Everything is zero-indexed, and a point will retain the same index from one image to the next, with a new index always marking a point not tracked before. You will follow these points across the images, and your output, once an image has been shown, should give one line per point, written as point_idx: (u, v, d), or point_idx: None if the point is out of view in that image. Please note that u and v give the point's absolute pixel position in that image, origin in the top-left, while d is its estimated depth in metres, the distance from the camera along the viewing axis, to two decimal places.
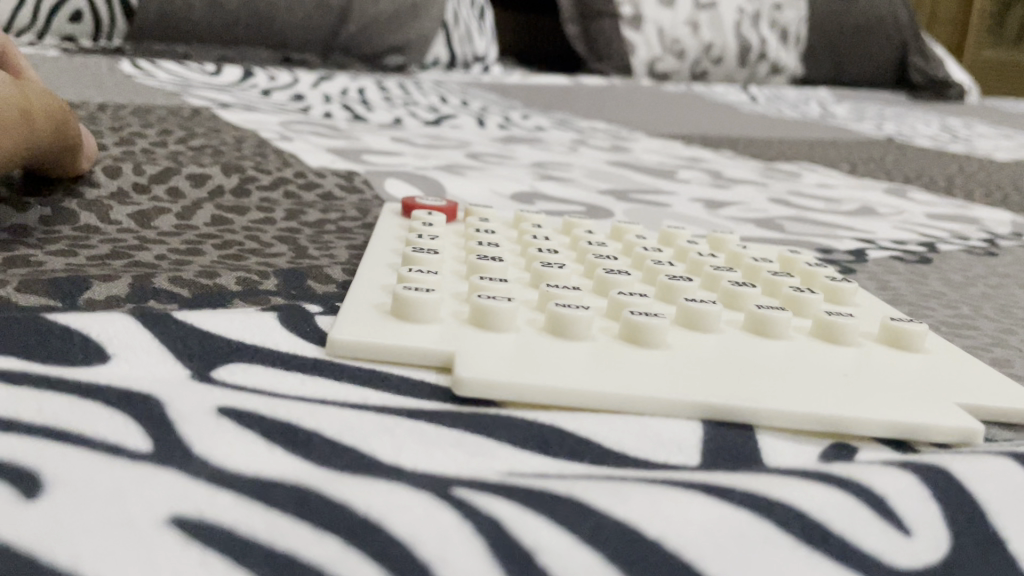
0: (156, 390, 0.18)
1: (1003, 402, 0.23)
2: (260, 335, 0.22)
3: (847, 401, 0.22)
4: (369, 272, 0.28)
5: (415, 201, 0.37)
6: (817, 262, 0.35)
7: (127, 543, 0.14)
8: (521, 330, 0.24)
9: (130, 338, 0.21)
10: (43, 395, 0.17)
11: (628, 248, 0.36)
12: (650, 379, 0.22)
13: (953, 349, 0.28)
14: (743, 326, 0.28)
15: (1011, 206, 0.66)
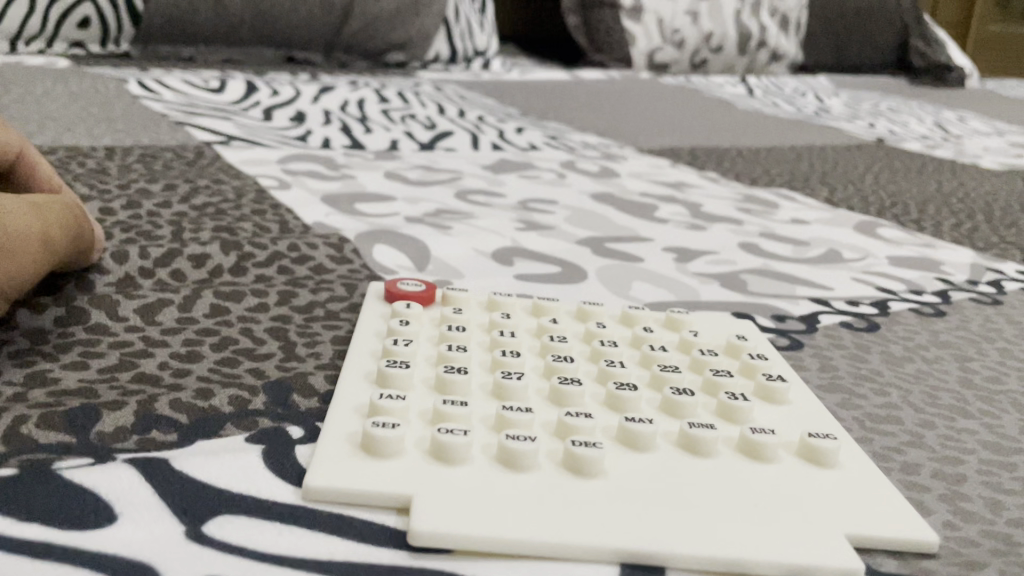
0: (156, 559, 0.22)
1: (893, 533, 0.27)
2: (246, 481, 0.26)
3: (752, 540, 0.26)
4: (345, 388, 0.32)
5: (396, 288, 0.41)
6: (760, 352, 0.38)
7: None
8: (476, 459, 0.28)
9: (135, 494, 0.25)
10: (65, 572, 0.22)
11: (589, 335, 0.39)
12: (582, 519, 0.26)
13: (866, 460, 0.32)
14: (677, 441, 0.31)
15: (978, 239, 0.69)
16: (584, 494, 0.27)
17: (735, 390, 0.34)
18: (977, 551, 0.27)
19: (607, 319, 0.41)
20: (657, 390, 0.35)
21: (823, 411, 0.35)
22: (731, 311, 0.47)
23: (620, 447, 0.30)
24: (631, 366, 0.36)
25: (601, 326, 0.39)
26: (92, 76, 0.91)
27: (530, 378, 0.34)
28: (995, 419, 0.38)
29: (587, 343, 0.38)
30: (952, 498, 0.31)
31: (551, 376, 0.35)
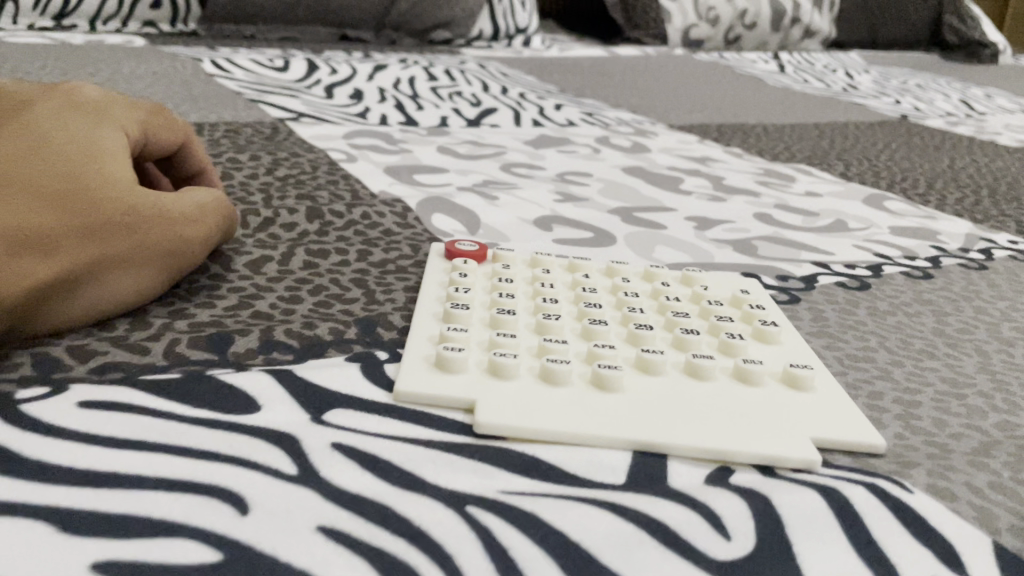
0: (293, 433, 0.31)
1: (848, 437, 0.35)
2: (351, 387, 0.34)
3: (735, 437, 0.33)
4: (418, 324, 0.40)
5: (455, 247, 0.49)
6: (759, 304, 0.46)
7: (293, 535, 0.26)
8: (524, 375, 0.36)
9: (271, 392, 0.33)
10: (234, 438, 0.30)
11: (615, 287, 0.47)
12: (605, 418, 0.33)
13: (838, 387, 0.39)
14: (683, 369, 0.39)
15: (978, 212, 0.75)
16: (607, 404, 0.35)
17: (734, 333, 0.42)
18: (917, 453, 0.35)
19: (631, 275, 0.48)
20: (670, 331, 0.42)
21: (809, 352, 0.42)
22: (740, 270, 0.54)
23: (637, 371, 0.38)
24: (649, 313, 0.44)
25: (626, 282, 0.47)
26: (169, 55, 1.00)
27: (566, 319, 0.42)
28: (957, 361, 0.45)
29: (614, 294, 0.46)
30: (906, 417, 0.38)
31: (584, 318, 0.42)
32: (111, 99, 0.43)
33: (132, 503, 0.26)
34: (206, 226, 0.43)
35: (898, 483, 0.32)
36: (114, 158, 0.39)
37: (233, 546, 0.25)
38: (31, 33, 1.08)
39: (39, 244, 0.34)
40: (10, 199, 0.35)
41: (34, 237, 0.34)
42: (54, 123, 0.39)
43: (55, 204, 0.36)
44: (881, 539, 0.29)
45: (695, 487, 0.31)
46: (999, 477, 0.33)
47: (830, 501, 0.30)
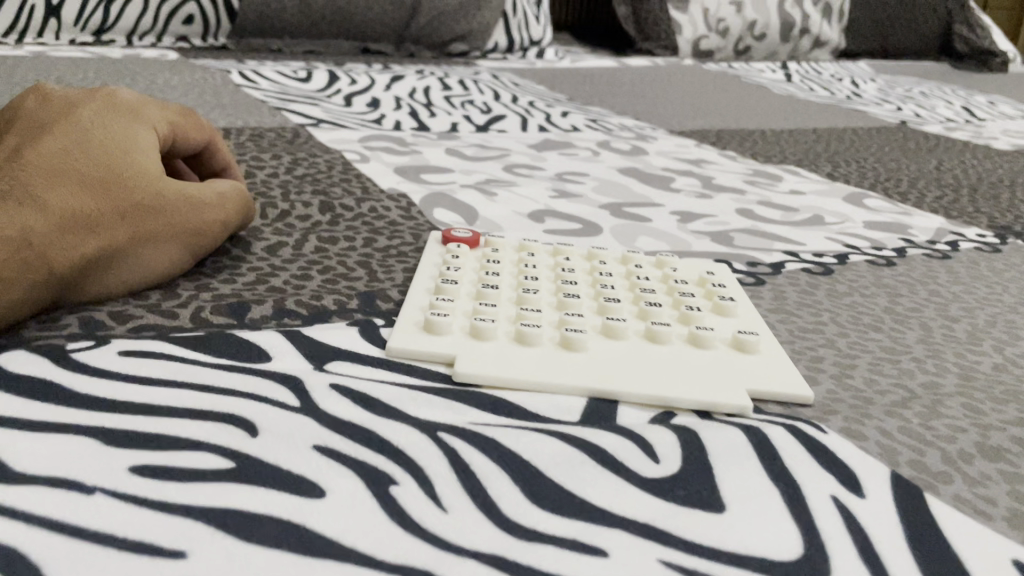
0: (297, 377, 0.36)
1: (780, 388, 0.40)
2: (349, 345, 0.40)
3: (679, 386, 0.39)
4: (412, 296, 0.46)
5: (450, 234, 0.54)
6: (721, 283, 0.51)
7: (292, 449, 0.31)
8: (501, 336, 0.41)
9: (282, 348, 0.39)
10: (248, 380, 0.36)
11: (594, 268, 0.52)
12: (567, 370, 0.39)
13: (781, 351, 0.44)
14: (643, 334, 0.44)
15: (954, 209, 0.79)
16: (570, 361, 0.40)
17: (693, 306, 0.47)
18: (841, 403, 0.40)
19: (608, 258, 0.54)
20: (637, 304, 0.48)
21: (761, 323, 0.48)
22: (714, 257, 0.59)
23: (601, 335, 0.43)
24: (620, 289, 0.49)
25: (603, 265, 0.53)
26: (200, 68, 1.07)
27: (544, 293, 0.48)
28: (899, 333, 0.50)
29: (591, 274, 0.52)
30: (840, 376, 0.43)
31: (561, 293, 0.48)
32: (145, 101, 0.49)
33: (163, 426, 0.32)
34: (225, 212, 0.49)
35: (816, 425, 0.37)
36: (146, 150, 0.45)
37: (244, 456, 0.31)
38: (73, 48, 1.15)
39: (82, 223, 0.40)
40: (59, 185, 0.41)
41: (79, 217, 0.40)
42: (99, 121, 0.45)
43: (93, 189, 0.42)
44: (792, 464, 0.34)
45: (637, 424, 0.36)
46: (909, 423, 0.38)
47: (750, 436, 0.35)
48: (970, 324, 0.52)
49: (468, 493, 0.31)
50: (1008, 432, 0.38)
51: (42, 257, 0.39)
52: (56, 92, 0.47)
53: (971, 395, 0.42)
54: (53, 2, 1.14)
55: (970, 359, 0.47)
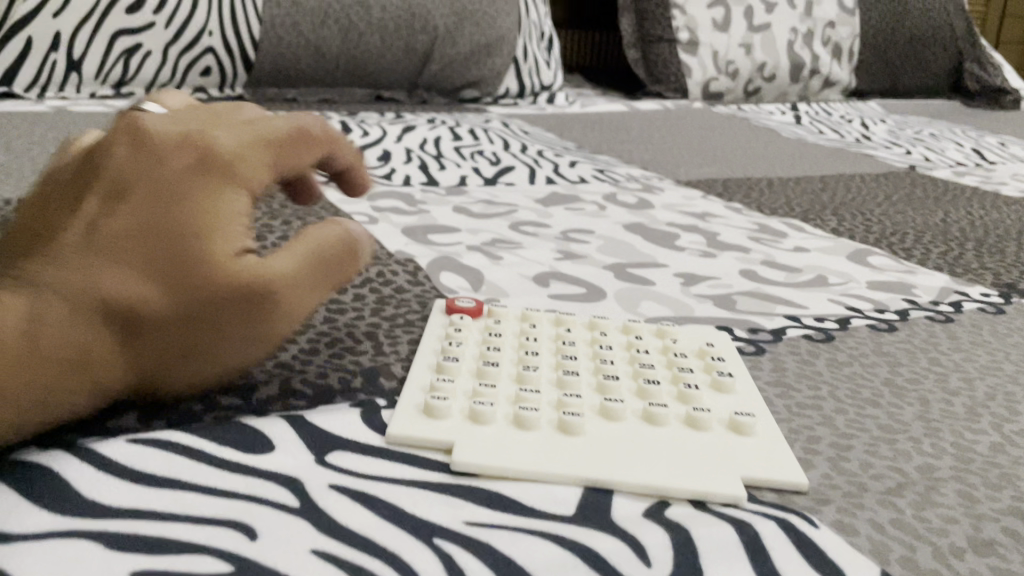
0: (298, 474, 0.37)
1: (776, 478, 0.40)
2: (351, 432, 0.41)
3: (674, 474, 0.39)
4: (412, 373, 0.47)
5: (454, 304, 0.56)
6: (720, 356, 0.52)
7: (292, 558, 0.32)
8: (500, 420, 0.42)
9: (284, 437, 0.40)
10: (250, 479, 0.37)
11: (594, 339, 0.53)
12: (563, 458, 0.39)
13: (778, 431, 0.45)
14: (641, 414, 0.44)
15: (958, 265, 0.80)
16: (568, 446, 0.41)
17: (691, 383, 0.48)
18: (835, 493, 0.40)
19: (609, 327, 0.55)
20: (635, 379, 0.48)
21: (758, 400, 0.48)
22: (715, 324, 0.60)
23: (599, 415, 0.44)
24: (619, 362, 0.50)
25: (603, 335, 0.53)
26: None
27: (544, 368, 0.48)
28: (897, 409, 0.50)
29: (591, 345, 0.52)
30: (835, 459, 0.43)
31: (561, 368, 0.49)
32: (244, 142, 0.41)
33: (166, 530, 0.33)
34: (314, 286, 0.41)
35: (807, 519, 0.38)
36: (227, 229, 0.38)
37: (244, 561, 0.32)
38: (92, 101, 1.16)
39: (132, 327, 0.36)
40: (121, 278, 0.36)
41: (134, 322, 0.36)
42: (177, 185, 0.38)
43: (157, 286, 0.36)
44: (781, 567, 0.35)
45: (631, 518, 0.37)
46: (901, 515, 0.39)
47: (741, 535, 0.36)
48: (968, 397, 0.52)
49: None
50: (1000, 523, 0.39)
51: (87, 370, 0.36)
52: (145, 122, 0.40)
53: (965, 481, 0.42)
54: (74, 57, 1.15)
55: (966, 438, 0.47)
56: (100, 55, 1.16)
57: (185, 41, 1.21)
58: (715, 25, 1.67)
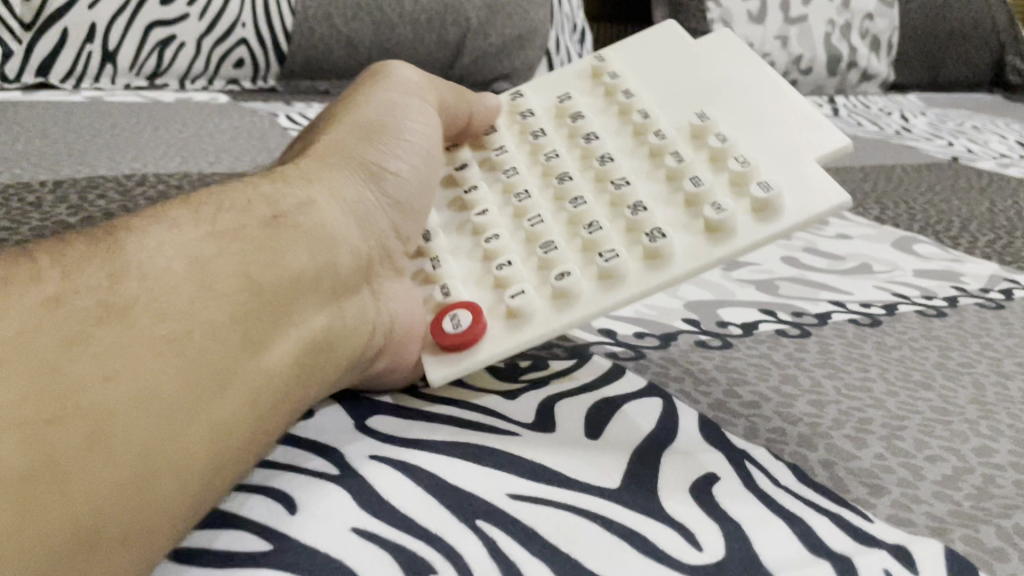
0: (334, 443, 0.36)
1: (742, 47, 0.56)
2: (398, 402, 0.41)
3: (790, 159, 0.47)
4: (498, 343, 0.43)
5: (445, 336, 0.43)
6: (615, 72, 0.58)
7: (336, 537, 0.30)
8: (675, 251, 0.44)
9: (326, 409, 0.39)
10: (291, 449, 0.36)
11: (535, 149, 0.56)
12: (725, 232, 0.44)
13: (687, 43, 0.58)
14: (662, 176, 0.50)
15: (1007, 254, 0.77)
16: (759, 175, 0.46)
17: (641, 124, 0.53)
18: (890, 480, 0.39)
19: (462, 139, 0.58)
20: (643, 156, 0.52)
21: (666, 45, 0.59)
22: (758, 309, 0.59)
23: (723, 167, 0.48)
24: (603, 138, 0.54)
25: (494, 135, 0.58)
26: (247, 110, 1.08)
27: (591, 199, 0.50)
28: (951, 393, 0.48)
29: (534, 155, 0.56)
30: (889, 438, 0.42)
31: (599, 199, 0.50)
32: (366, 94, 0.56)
33: (219, 502, 0.32)
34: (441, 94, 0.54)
35: (860, 512, 0.36)
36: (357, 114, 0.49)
37: (282, 538, 0.30)
38: (128, 93, 1.09)
39: (300, 205, 0.40)
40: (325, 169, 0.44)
41: (299, 199, 0.40)
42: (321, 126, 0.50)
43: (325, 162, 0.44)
44: (840, 553, 0.33)
45: (681, 506, 0.35)
46: (959, 506, 0.37)
47: (794, 528, 0.34)
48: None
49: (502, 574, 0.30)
50: None
51: (273, 240, 0.37)
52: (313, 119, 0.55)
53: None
54: (108, 48, 1.07)
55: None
56: (134, 45, 1.09)
57: (218, 33, 1.14)
58: (749, 17, 1.64)
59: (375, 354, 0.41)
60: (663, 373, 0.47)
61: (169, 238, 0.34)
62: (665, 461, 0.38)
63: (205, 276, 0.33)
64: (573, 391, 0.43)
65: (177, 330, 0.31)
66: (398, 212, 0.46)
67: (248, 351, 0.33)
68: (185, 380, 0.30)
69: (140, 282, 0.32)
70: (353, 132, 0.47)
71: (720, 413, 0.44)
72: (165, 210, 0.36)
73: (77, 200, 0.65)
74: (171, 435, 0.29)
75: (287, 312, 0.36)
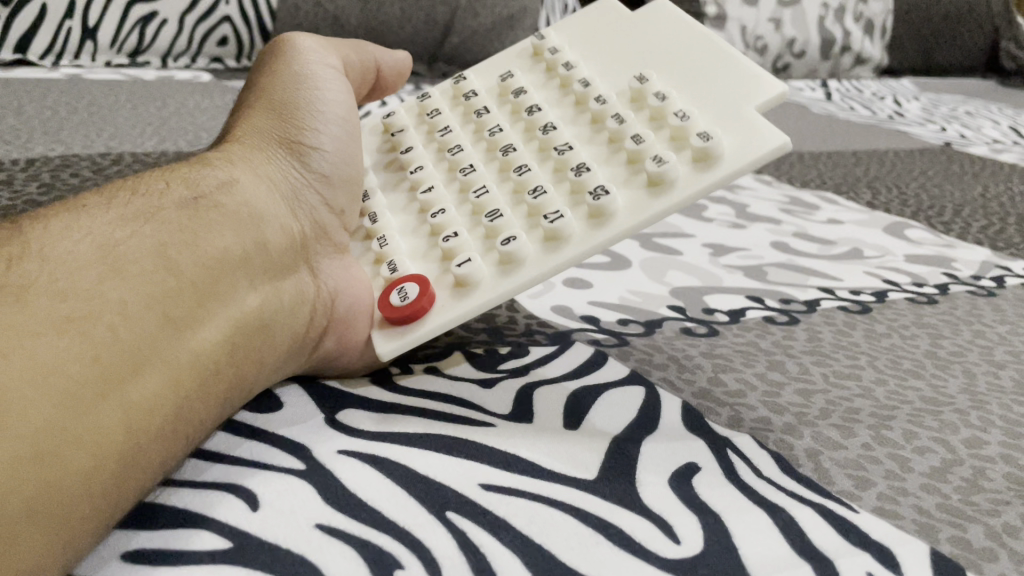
0: (300, 434, 0.35)
1: (677, 11, 0.54)
2: (369, 393, 0.40)
3: (734, 111, 0.45)
4: (445, 310, 0.42)
5: (392, 306, 0.42)
6: (555, 47, 0.56)
7: (298, 533, 0.29)
8: (620, 208, 0.43)
9: (295, 400, 0.38)
10: (255, 443, 0.34)
11: (479, 126, 0.54)
12: (674, 185, 0.43)
13: (621, 14, 0.56)
14: (612, 140, 0.48)
15: (999, 240, 0.76)
16: (700, 126, 0.45)
17: (589, 94, 0.51)
18: (878, 471, 0.37)
19: (405, 125, 0.56)
20: (587, 124, 0.51)
21: (606, 19, 0.57)
22: (745, 295, 0.57)
23: (665, 124, 0.47)
24: (546, 108, 0.52)
25: (437, 117, 0.56)
26: (230, 89, 1.05)
27: (536, 168, 0.48)
28: (941, 382, 0.47)
29: (479, 132, 0.54)
30: (877, 427, 0.41)
31: (544, 167, 0.48)
32: None
33: (177, 500, 0.31)
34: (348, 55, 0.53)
35: (845, 504, 0.35)
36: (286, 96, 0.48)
37: (241, 537, 0.29)
38: (109, 71, 1.05)
39: (221, 187, 0.40)
40: (251, 154, 0.43)
41: (220, 181, 0.40)
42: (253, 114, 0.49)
43: (252, 147, 0.44)
44: (824, 547, 0.32)
45: (661, 497, 0.34)
46: (948, 499, 0.36)
47: (776, 520, 0.33)
48: (1016, 371, 0.49)
49: (471, 568, 0.29)
50: None
51: (190, 218, 0.37)
52: None
53: (1016, 460, 0.39)
54: (89, 25, 1.03)
55: (1016, 412, 0.44)
56: (116, 20, 1.05)
57: (201, 9, 1.10)
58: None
59: (315, 333, 0.41)
60: (646, 360, 0.46)
61: (74, 228, 0.34)
62: (645, 451, 0.37)
63: (116, 258, 0.33)
64: (552, 380, 0.42)
65: (85, 309, 0.31)
66: (330, 192, 0.45)
67: (166, 325, 0.33)
68: (92, 356, 0.30)
69: (45, 268, 0.32)
70: (273, 111, 0.46)
71: (704, 401, 0.42)
72: (73, 205, 0.36)
73: (49, 178, 0.64)
74: (79, 411, 0.28)
75: (212, 289, 0.35)
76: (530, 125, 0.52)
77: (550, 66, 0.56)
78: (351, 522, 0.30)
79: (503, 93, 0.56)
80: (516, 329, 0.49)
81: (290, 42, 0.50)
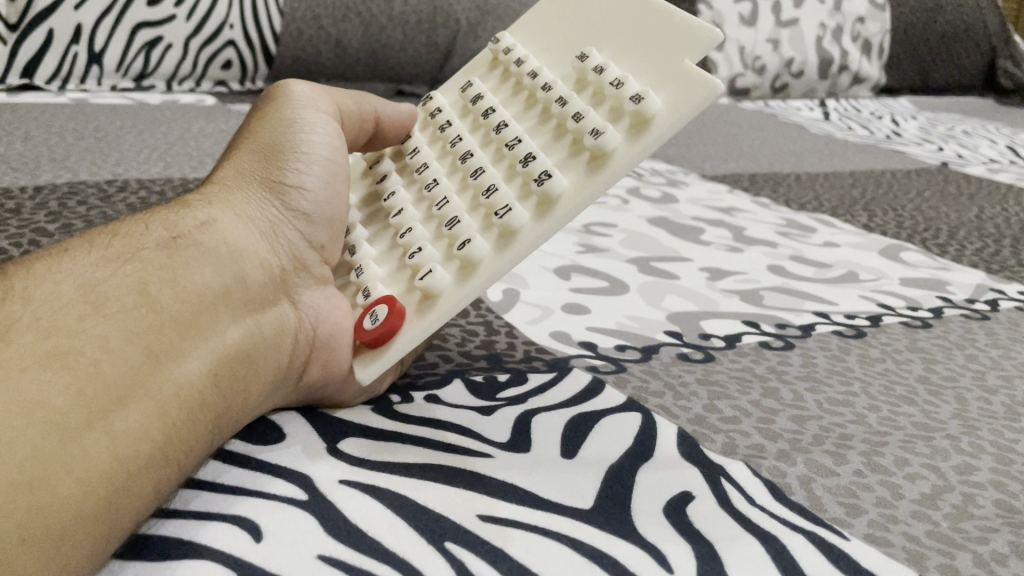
0: (301, 465, 0.36)
1: None
2: (371, 421, 0.41)
3: (673, 66, 0.46)
4: (410, 322, 0.43)
5: (365, 331, 0.43)
6: (507, 47, 0.58)
7: (301, 565, 0.30)
8: (565, 189, 0.44)
9: (297, 430, 0.39)
10: (255, 474, 0.35)
11: (442, 141, 0.55)
12: (617, 161, 0.44)
13: None
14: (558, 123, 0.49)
15: (993, 263, 0.77)
16: (632, 89, 0.46)
17: (538, 83, 0.53)
18: (868, 498, 0.38)
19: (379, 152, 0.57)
20: (538, 115, 0.52)
21: None
22: (742, 320, 0.58)
23: (605, 98, 0.48)
24: (500, 109, 0.54)
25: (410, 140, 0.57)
26: (234, 113, 1.06)
27: (493, 168, 0.49)
28: (933, 408, 0.48)
29: (444, 146, 0.55)
30: (869, 454, 0.41)
31: (499, 166, 0.50)
32: None
33: (177, 533, 0.31)
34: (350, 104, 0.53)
35: (836, 531, 0.36)
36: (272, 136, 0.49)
37: (244, 568, 0.29)
38: (114, 94, 1.06)
39: (203, 226, 0.40)
40: (233, 196, 0.44)
41: (201, 221, 0.41)
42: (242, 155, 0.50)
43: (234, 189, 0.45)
44: None
45: (655, 526, 0.34)
46: (938, 526, 0.37)
47: (768, 549, 0.34)
48: (1007, 396, 0.50)
49: None
50: None
51: (169, 256, 0.38)
52: None
53: (1006, 487, 0.40)
54: (95, 50, 1.05)
55: (1007, 437, 0.45)
56: (120, 46, 1.06)
57: (205, 34, 1.11)
58: (741, 20, 1.63)
59: (302, 364, 0.41)
60: (642, 387, 0.47)
61: (56, 272, 0.35)
62: (639, 479, 0.38)
63: (99, 299, 0.34)
64: (549, 408, 0.43)
65: (68, 346, 0.32)
66: (312, 225, 0.46)
67: (149, 360, 0.34)
68: (73, 387, 0.30)
69: (27, 311, 0.33)
70: (257, 151, 0.47)
71: (697, 427, 0.43)
72: (61, 251, 0.37)
73: (56, 206, 0.65)
74: (64, 441, 0.29)
75: (194, 324, 0.36)
76: (489, 125, 0.53)
77: (501, 62, 0.58)
78: (351, 553, 0.31)
79: (464, 102, 0.57)
80: (515, 356, 0.50)
81: (282, 87, 0.50)
